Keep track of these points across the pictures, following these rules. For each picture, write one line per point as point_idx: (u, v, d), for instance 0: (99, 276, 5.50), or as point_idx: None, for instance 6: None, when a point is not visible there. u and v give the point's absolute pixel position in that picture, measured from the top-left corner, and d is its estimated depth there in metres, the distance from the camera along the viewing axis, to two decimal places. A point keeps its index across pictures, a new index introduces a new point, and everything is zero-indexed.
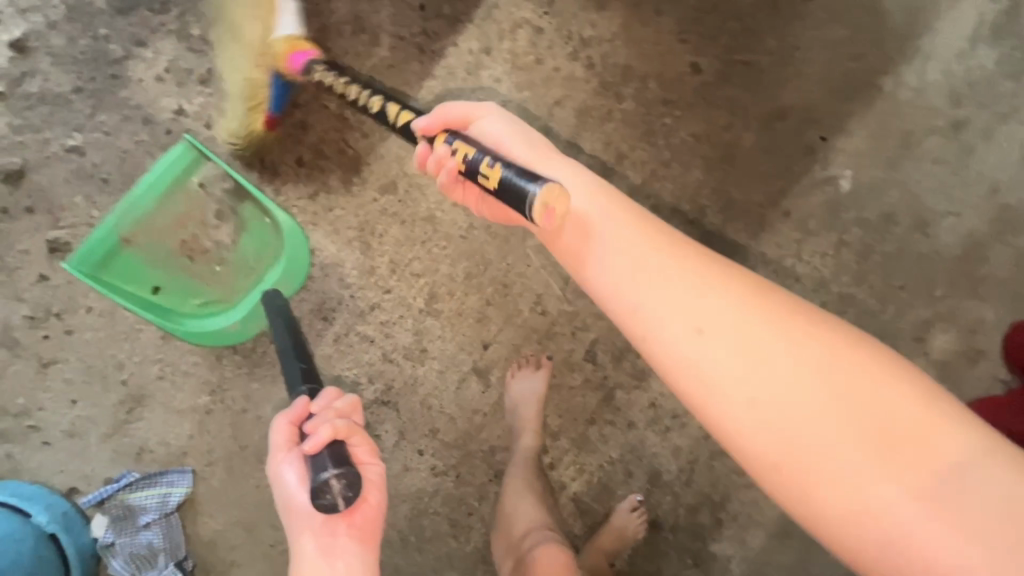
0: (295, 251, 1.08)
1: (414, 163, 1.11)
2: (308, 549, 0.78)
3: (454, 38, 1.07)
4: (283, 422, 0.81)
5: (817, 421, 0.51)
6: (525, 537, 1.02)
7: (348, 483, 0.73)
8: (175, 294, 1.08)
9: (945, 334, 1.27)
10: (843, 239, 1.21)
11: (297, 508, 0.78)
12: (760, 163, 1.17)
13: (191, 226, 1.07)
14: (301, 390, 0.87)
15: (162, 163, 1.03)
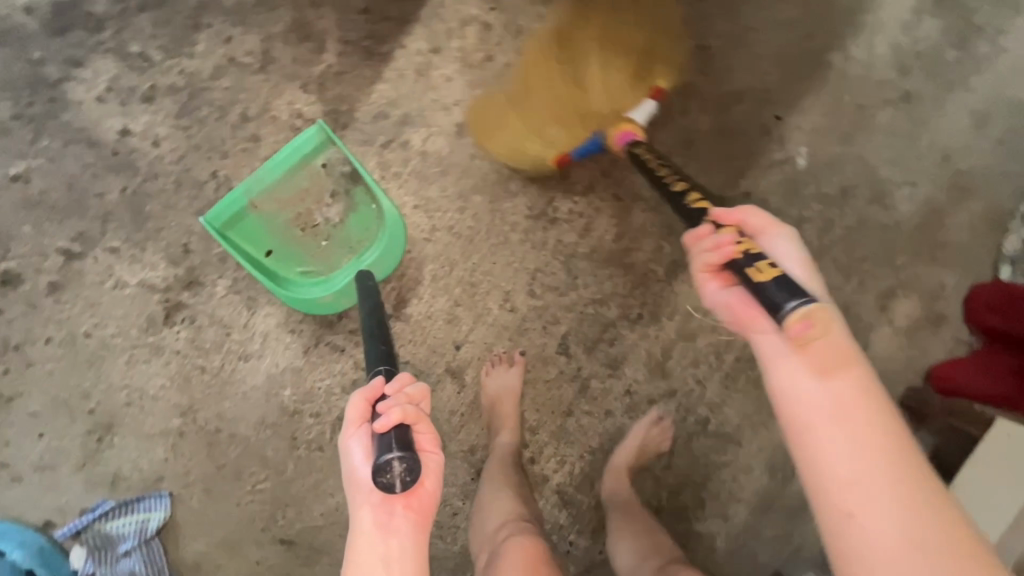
0: (394, 237, 1.06)
1: (372, 168, 1.10)
2: (361, 528, 0.73)
3: (402, 39, 1.06)
4: (358, 396, 0.78)
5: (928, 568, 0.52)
6: (503, 528, 0.94)
7: (410, 469, 0.68)
8: (281, 260, 1.08)
9: (907, 302, 1.30)
10: (804, 216, 1.23)
11: (355, 485, 0.74)
12: (718, 145, 1.18)
13: (312, 198, 1.08)
14: (380, 369, 0.83)
15: (295, 139, 1.03)
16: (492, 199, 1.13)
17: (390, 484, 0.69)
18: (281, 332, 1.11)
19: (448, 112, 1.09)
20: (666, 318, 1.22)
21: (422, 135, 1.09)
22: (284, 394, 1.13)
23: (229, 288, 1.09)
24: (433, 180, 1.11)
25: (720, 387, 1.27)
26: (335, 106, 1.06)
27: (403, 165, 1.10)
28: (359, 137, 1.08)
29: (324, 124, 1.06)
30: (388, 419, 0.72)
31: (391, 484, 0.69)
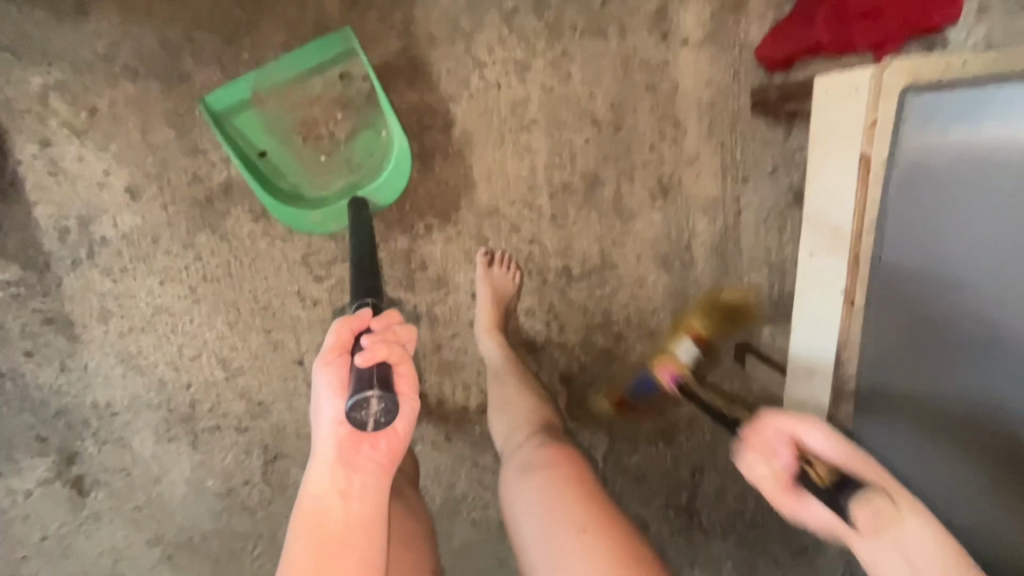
0: (399, 169, 0.97)
1: (99, 279, 1.07)
2: (325, 452, 0.62)
3: (14, 158, 0.99)
4: (342, 323, 0.66)
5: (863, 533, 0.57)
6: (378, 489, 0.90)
7: (386, 408, 0.59)
8: (275, 164, 1.00)
9: (686, 8, 1.06)
10: (507, 10, 1.02)
11: (322, 415, 0.62)
12: (365, 11, 0.99)
13: (318, 108, 1.00)
14: (366, 302, 0.74)
15: (318, 41, 0.95)
16: (213, 229, 1.07)
17: (363, 422, 0.59)
18: (164, 445, 1.19)
19: (108, 185, 1.02)
20: (454, 209, 1.12)
21: (110, 222, 1.04)
22: (209, 484, 1.22)
23: (97, 443, 1.17)
24: (153, 251, 1.07)
25: (557, 230, 1.15)
26: (24, 254, 1.04)
27: (120, 258, 1.06)
28: (66, 263, 1.05)
29: (31, 277, 1.05)
30: (374, 354, 0.61)
31: (365, 421, 0.59)
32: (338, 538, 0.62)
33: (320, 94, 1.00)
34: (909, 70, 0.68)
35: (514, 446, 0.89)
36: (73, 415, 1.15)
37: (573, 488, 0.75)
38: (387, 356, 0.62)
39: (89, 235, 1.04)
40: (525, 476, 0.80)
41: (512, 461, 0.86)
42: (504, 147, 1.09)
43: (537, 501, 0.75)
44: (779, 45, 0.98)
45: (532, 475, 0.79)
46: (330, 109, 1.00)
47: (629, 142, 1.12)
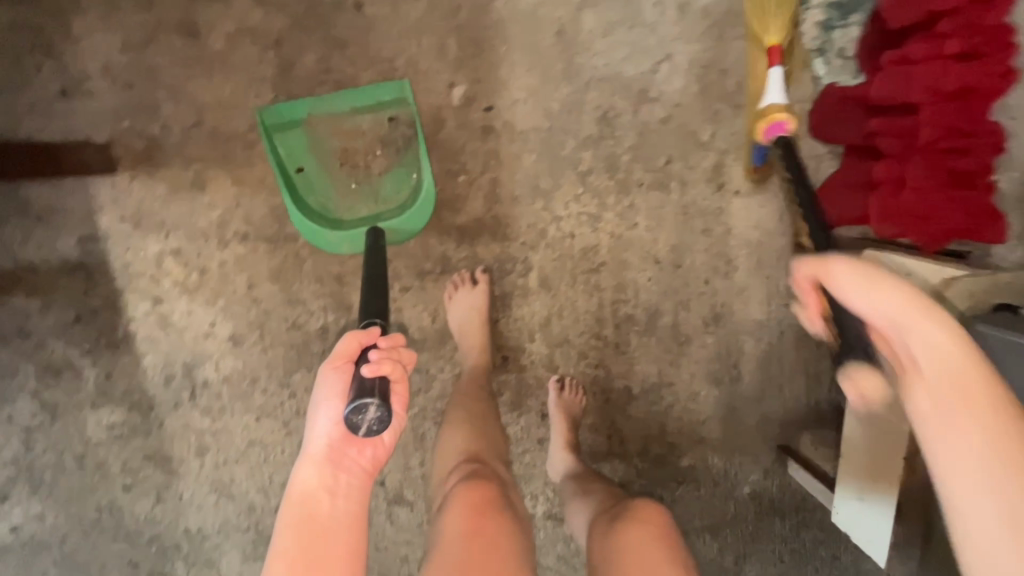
0: (424, 207, 0.97)
1: (199, 417, 1.13)
2: (316, 450, 0.68)
3: (126, 315, 1.05)
4: (355, 334, 0.71)
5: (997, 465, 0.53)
6: (454, 472, 0.88)
7: (380, 417, 0.65)
8: (306, 182, 0.98)
9: (740, 163, 1.16)
10: (582, 171, 1.12)
11: (321, 414, 0.69)
12: (454, 177, 1.09)
13: (361, 141, 1.00)
14: (375, 321, 0.77)
15: (377, 87, 0.97)
16: (308, 369, 1.13)
17: (357, 425, 0.65)
18: (249, 564, 1.23)
19: (213, 334, 1.09)
20: (529, 340, 1.21)
21: (213, 367, 1.11)
22: None
23: (187, 565, 1.22)
24: (251, 390, 1.13)
25: (620, 354, 1.26)
26: (130, 399, 1.10)
27: (219, 399, 1.13)
28: (169, 405, 1.12)
29: (135, 418, 1.11)
30: (381, 367, 0.67)
31: (359, 425, 0.65)
32: (325, 535, 0.68)
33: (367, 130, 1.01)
34: (965, 290, 0.81)
35: (603, 515, 0.94)
36: (165, 541, 1.20)
37: (663, 546, 0.83)
38: (390, 372, 0.67)
39: (193, 379, 1.11)
40: (617, 529, 0.87)
41: (604, 521, 0.91)
42: (576, 286, 1.19)
43: (631, 558, 0.81)
44: (830, 202, 1.07)
45: (628, 526, 0.86)
46: (373, 145, 1.00)
47: (686, 278, 1.23)
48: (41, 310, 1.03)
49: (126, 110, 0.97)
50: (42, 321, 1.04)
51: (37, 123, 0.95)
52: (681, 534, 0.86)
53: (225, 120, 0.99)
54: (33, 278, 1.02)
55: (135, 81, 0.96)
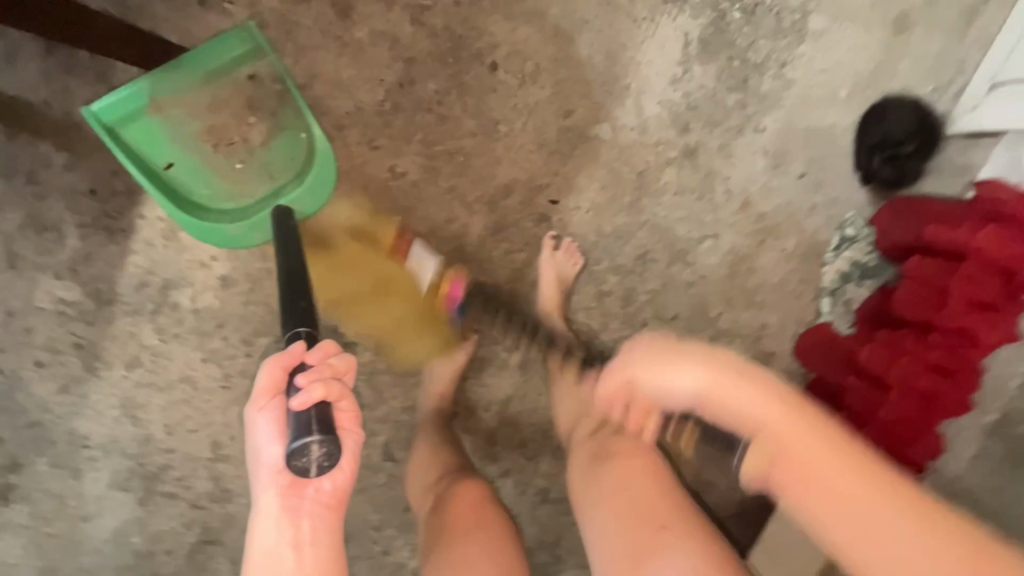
0: (325, 174, 0.94)
1: (150, 334, 1.11)
2: (270, 502, 0.65)
3: (139, 210, 1.04)
4: (274, 363, 0.67)
5: (881, 514, 0.56)
6: (440, 482, 0.96)
7: (328, 452, 0.60)
8: (184, 175, 0.95)
9: (731, 348, 1.25)
10: (602, 290, 1.21)
11: (264, 462, 0.65)
12: (493, 242, 1.15)
13: (229, 112, 0.96)
14: (300, 331, 0.70)
15: (213, 42, 0.91)
16: (276, 338, 1.13)
17: (304, 467, 0.61)
18: (114, 490, 1.19)
19: (208, 267, 1.09)
20: (482, 408, 1.23)
21: (189, 294, 1.10)
22: (134, 539, 1.21)
23: (51, 463, 1.16)
24: (212, 333, 1.12)
25: (553, 456, 1.26)
26: (94, 285, 1.07)
27: (178, 325, 1.11)
28: (127, 308, 1.09)
29: (88, 304, 1.08)
30: (311, 396, 0.63)
31: (306, 467, 0.61)
32: None
33: (227, 97, 0.96)
34: None
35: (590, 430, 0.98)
36: (44, 431, 1.14)
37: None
38: (324, 397, 0.64)
39: (164, 296, 1.09)
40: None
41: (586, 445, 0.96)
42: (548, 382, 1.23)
43: (624, 484, 0.84)
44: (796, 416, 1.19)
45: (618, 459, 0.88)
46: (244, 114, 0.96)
47: None
48: (61, 166, 1.01)
49: None
50: (56, 176, 1.01)
51: (164, 11, 0.98)
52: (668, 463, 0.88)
53: (329, 95, 1.04)
54: (72, 135, 1.00)
55: (272, 25, 1.01)
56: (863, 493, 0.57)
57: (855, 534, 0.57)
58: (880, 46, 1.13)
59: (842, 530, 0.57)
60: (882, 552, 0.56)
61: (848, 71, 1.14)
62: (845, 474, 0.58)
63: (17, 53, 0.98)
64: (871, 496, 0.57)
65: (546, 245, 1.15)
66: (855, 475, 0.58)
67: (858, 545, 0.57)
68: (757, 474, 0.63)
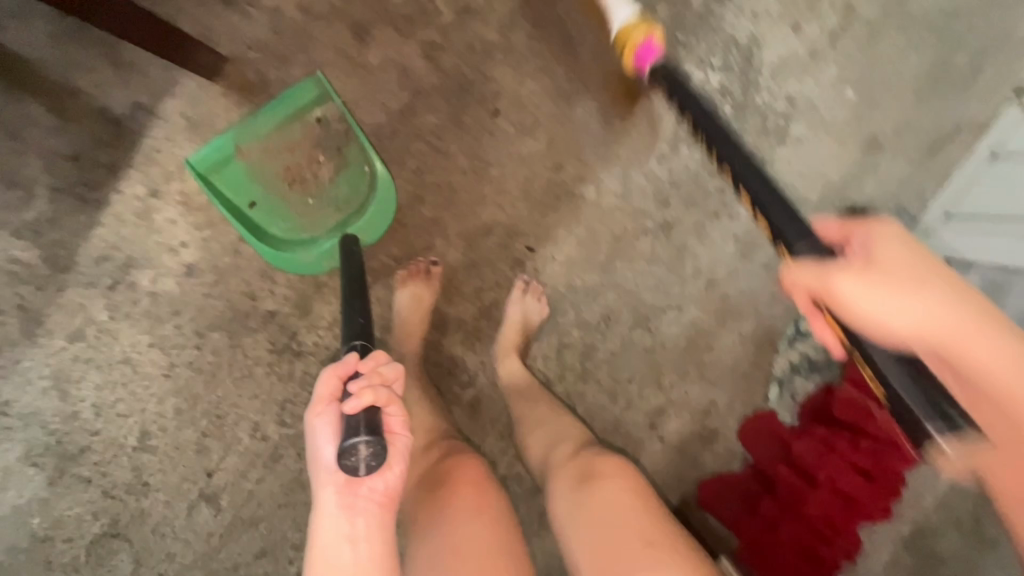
0: (384, 203, 1.05)
1: (100, 310, 1.08)
2: (328, 500, 0.71)
3: (117, 184, 1.03)
4: (330, 372, 0.75)
5: (953, 314, 0.66)
6: (431, 453, 0.95)
7: (374, 452, 0.67)
8: (264, 213, 1.04)
9: (678, 419, 1.28)
10: (564, 341, 1.23)
11: (322, 462, 0.71)
12: (466, 277, 1.17)
13: (302, 154, 1.04)
14: (355, 345, 0.80)
15: (289, 90, 1.00)
16: (231, 335, 1.12)
17: (354, 466, 0.67)
18: (25, 466, 1.13)
19: (176, 253, 1.08)
20: None
21: (150, 276, 1.08)
22: (33, 522, 1.15)
23: None
24: (165, 319, 1.10)
25: None
26: (53, 251, 1.04)
27: (132, 306, 1.08)
28: (83, 279, 1.06)
29: (42, 269, 1.05)
30: (361, 401, 0.70)
31: (356, 465, 0.67)
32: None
33: (300, 141, 1.04)
34: None
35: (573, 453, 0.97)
36: None
37: None
38: (372, 402, 0.70)
39: (124, 274, 1.07)
40: None
41: (567, 469, 0.93)
42: (496, 422, 1.23)
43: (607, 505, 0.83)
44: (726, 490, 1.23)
45: (601, 487, 0.86)
46: (314, 154, 1.04)
47: None
48: (47, 128, 1.00)
49: (261, 47, 1.02)
50: (37, 137, 1.00)
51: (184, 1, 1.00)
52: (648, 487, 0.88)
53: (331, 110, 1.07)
54: (64, 99, 1.00)
55: (287, 34, 1.03)
56: (968, 323, 0.66)
57: (986, 382, 0.65)
58: (851, 162, 1.22)
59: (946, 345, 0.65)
60: (989, 369, 0.65)
61: (820, 178, 1.22)
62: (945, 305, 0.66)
63: (26, 10, 0.97)
64: (940, 308, 0.66)
65: (517, 287, 1.17)
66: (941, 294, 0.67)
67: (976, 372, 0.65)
68: (926, 351, 0.66)
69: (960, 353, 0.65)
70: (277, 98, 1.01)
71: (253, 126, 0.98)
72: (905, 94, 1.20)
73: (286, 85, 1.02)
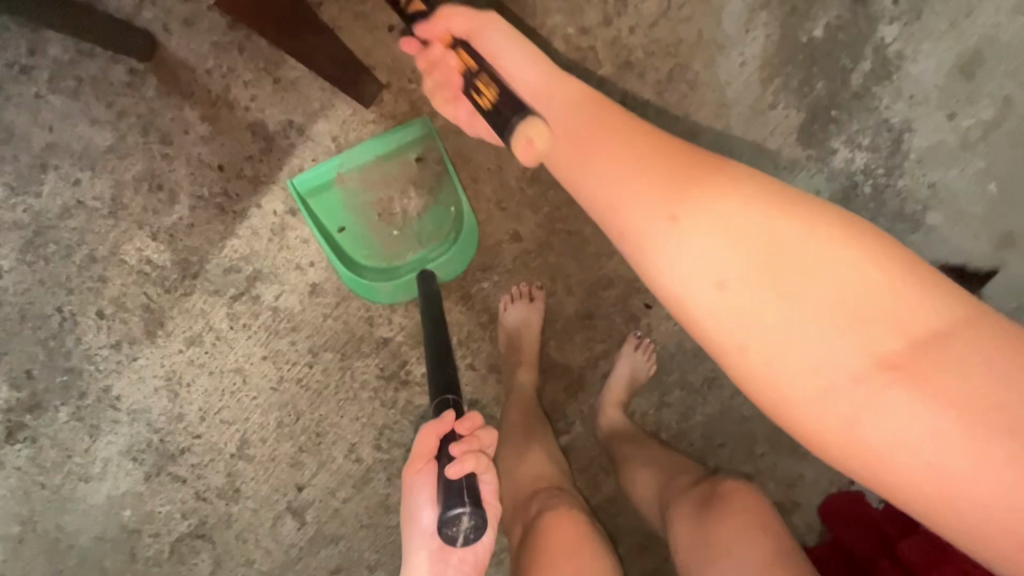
0: (466, 247, 1.05)
1: (221, 318, 1.08)
2: (417, 570, 0.68)
3: (258, 199, 1.04)
4: (427, 430, 0.69)
5: (825, 294, 0.40)
6: (536, 500, 0.90)
7: (475, 524, 0.62)
8: (352, 239, 1.04)
9: (766, 489, 1.26)
10: (664, 399, 1.22)
11: (417, 527, 0.68)
12: (579, 325, 1.16)
13: (395, 188, 1.04)
14: (448, 400, 0.73)
15: (396, 128, 1.01)
16: (344, 357, 1.12)
17: (453, 536, 0.63)
18: (124, 460, 1.13)
19: (304, 270, 1.07)
20: None
21: (275, 291, 1.08)
22: (124, 514, 1.15)
23: (70, 415, 1.10)
24: (282, 334, 1.10)
25: None
26: (185, 257, 1.05)
27: (253, 318, 1.08)
28: (210, 287, 1.06)
29: (173, 273, 1.05)
30: (464, 466, 0.65)
31: (455, 535, 0.63)
32: None
33: (397, 177, 1.04)
34: None
35: (687, 484, 0.92)
36: (78, 381, 1.08)
37: None
38: (474, 467, 0.66)
39: (250, 285, 1.07)
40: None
41: (685, 498, 0.88)
42: (589, 472, 1.20)
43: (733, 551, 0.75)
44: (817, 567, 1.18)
45: (724, 515, 0.79)
46: (407, 189, 1.04)
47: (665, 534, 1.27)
48: (199, 136, 1.01)
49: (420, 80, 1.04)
50: (189, 145, 1.01)
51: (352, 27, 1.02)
52: (783, 529, 0.76)
53: (476, 148, 1.07)
54: (221, 110, 1.00)
55: None
56: (850, 323, 0.39)
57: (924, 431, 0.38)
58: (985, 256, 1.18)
59: (798, 360, 0.40)
60: (872, 410, 0.39)
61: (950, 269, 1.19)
62: (797, 286, 0.40)
63: (197, 21, 0.98)
64: (804, 303, 0.40)
65: (630, 342, 1.14)
66: (890, 287, 0.39)
67: (911, 407, 0.38)
68: (808, 381, 0.40)
69: (822, 363, 0.39)
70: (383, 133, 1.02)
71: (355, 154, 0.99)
72: None
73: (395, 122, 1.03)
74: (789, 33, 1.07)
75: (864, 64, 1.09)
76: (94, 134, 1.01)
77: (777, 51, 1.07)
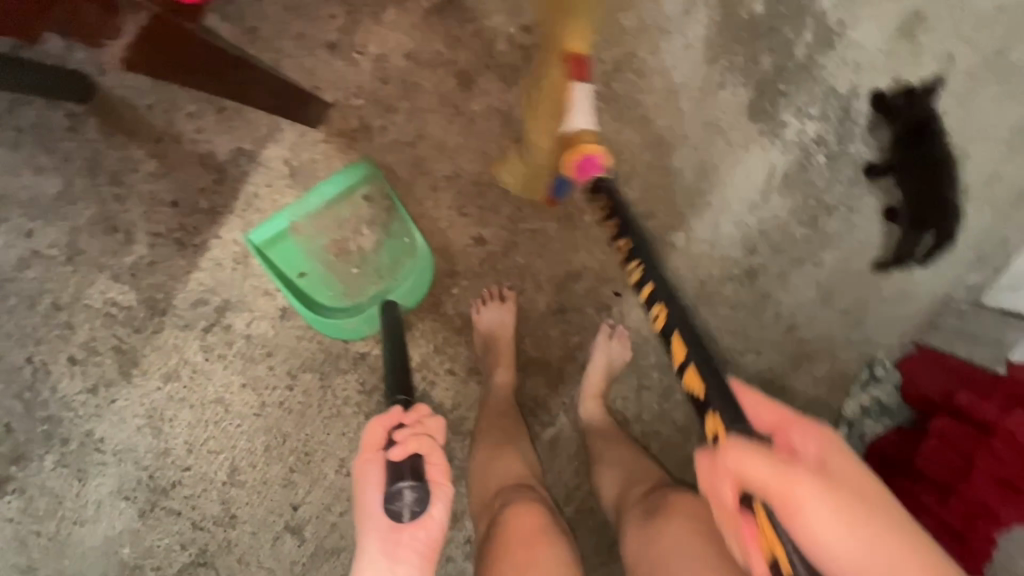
0: (422, 272, 1.05)
1: (195, 351, 1.08)
2: (370, 547, 0.66)
3: (217, 229, 1.04)
4: (376, 422, 0.72)
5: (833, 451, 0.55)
6: (500, 496, 0.89)
7: (417, 498, 0.64)
8: (313, 284, 1.05)
9: None
10: (643, 383, 1.24)
11: (366, 509, 0.67)
12: (552, 320, 1.18)
13: (348, 228, 1.06)
14: (398, 399, 0.78)
15: (342, 173, 1.03)
16: (321, 376, 1.13)
17: (398, 512, 0.64)
18: (116, 500, 1.12)
19: (271, 295, 1.08)
20: None
21: (245, 318, 1.08)
22: (123, 552, 1.14)
23: (56, 462, 1.10)
24: (258, 360, 1.10)
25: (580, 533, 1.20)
26: (150, 295, 1.05)
27: (227, 347, 1.08)
28: (179, 321, 1.06)
29: (140, 312, 1.05)
30: (406, 447, 0.67)
31: (400, 511, 0.64)
32: None
33: (349, 218, 1.06)
34: None
35: (642, 493, 0.95)
36: (59, 428, 1.08)
37: None
38: (418, 450, 0.67)
39: (219, 316, 1.07)
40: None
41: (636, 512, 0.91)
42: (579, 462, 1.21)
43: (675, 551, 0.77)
44: None
45: (665, 519, 0.83)
46: (360, 226, 1.06)
47: None
48: (149, 174, 1.01)
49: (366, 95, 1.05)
50: (142, 184, 1.01)
51: (294, 50, 1.03)
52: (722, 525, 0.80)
53: (430, 157, 1.08)
54: (168, 146, 1.01)
55: (392, 84, 1.06)
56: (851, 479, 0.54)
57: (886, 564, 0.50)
58: None
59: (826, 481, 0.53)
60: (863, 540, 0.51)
61: None
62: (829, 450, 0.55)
63: None
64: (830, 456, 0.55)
65: (603, 331, 1.16)
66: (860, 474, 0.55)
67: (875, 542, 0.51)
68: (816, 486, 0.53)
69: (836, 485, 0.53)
70: (328, 179, 1.03)
71: (304, 204, 1.00)
72: (999, 143, 1.16)
73: (340, 167, 1.05)
74: (727, 14, 1.09)
75: (807, 35, 1.10)
76: (41, 183, 1.00)
77: (717, 33, 1.09)
